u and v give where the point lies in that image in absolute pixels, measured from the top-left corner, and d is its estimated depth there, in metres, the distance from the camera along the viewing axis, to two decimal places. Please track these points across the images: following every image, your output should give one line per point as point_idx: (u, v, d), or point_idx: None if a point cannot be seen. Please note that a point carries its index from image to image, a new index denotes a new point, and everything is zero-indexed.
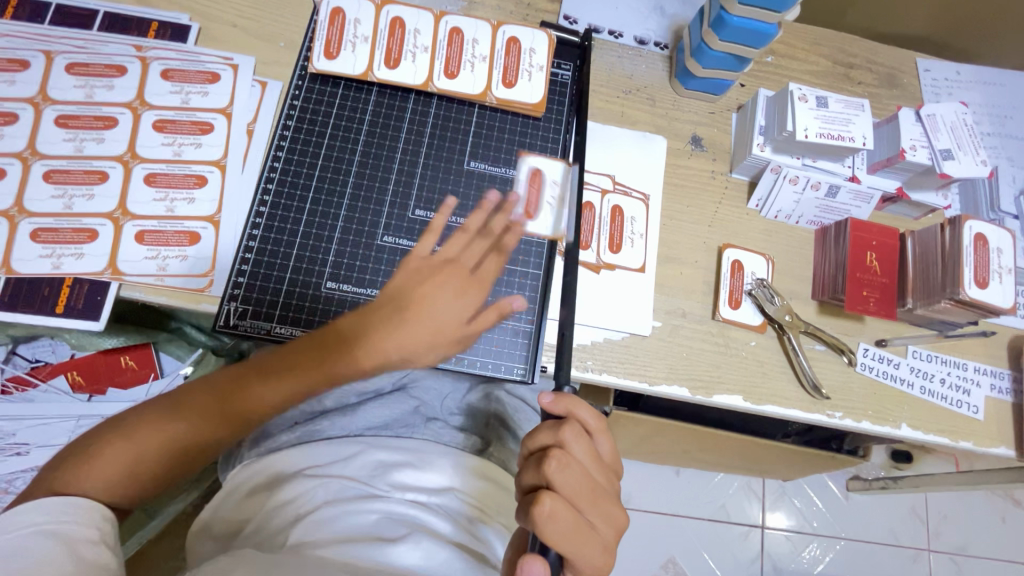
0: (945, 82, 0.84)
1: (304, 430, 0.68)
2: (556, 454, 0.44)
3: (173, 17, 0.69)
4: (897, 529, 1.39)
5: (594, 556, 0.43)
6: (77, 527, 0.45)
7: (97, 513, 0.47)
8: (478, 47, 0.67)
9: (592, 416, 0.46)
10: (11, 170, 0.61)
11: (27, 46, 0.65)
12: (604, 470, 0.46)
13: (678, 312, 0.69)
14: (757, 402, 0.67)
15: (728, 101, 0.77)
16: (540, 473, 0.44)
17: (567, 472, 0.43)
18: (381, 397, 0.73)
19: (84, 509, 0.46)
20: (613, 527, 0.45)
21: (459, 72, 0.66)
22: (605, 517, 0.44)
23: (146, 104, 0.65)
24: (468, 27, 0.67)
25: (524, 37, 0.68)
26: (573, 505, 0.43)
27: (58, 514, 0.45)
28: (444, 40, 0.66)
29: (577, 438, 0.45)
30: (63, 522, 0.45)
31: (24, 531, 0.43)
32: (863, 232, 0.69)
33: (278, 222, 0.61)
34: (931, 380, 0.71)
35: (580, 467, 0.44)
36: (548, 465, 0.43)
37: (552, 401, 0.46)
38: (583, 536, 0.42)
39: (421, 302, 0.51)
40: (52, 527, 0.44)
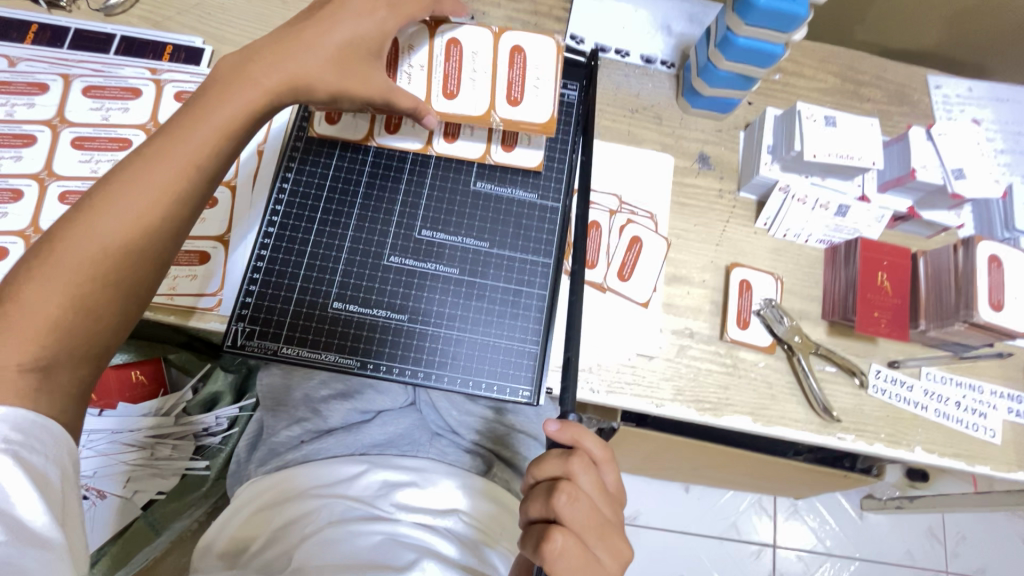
0: (957, 99, 0.83)
1: (310, 448, 0.68)
2: (566, 488, 0.43)
3: (187, 40, 0.70)
4: (913, 550, 1.36)
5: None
6: (42, 460, 0.40)
7: (64, 448, 0.42)
8: (479, 60, 0.61)
9: (597, 447, 0.46)
10: (28, 191, 0.62)
11: (46, 70, 0.66)
12: (609, 502, 0.46)
13: (686, 332, 0.69)
14: (766, 425, 0.66)
15: (736, 119, 0.77)
16: (549, 506, 0.43)
17: (576, 508, 0.43)
18: (383, 414, 0.72)
19: (55, 441, 0.41)
20: (619, 562, 0.44)
21: (459, 91, 0.60)
22: (611, 553, 0.44)
23: (160, 126, 0.66)
24: (469, 38, 0.61)
25: (529, 46, 0.62)
26: (582, 539, 0.43)
27: (27, 436, 0.40)
28: (441, 53, 0.60)
29: (585, 471, 0.45)
30: (31, 448, 0.40)
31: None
32: (872, 251, 0.68)
33: (286, 242, 0.61)
34: (946, 403, 0.69)
35: (589, 503, 0.44)
36: (557, 500, 0.43)
37: (559, 429, 0.45)
38: (590, 570, 0.42)
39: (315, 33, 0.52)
40: (23, 453, 0.39)
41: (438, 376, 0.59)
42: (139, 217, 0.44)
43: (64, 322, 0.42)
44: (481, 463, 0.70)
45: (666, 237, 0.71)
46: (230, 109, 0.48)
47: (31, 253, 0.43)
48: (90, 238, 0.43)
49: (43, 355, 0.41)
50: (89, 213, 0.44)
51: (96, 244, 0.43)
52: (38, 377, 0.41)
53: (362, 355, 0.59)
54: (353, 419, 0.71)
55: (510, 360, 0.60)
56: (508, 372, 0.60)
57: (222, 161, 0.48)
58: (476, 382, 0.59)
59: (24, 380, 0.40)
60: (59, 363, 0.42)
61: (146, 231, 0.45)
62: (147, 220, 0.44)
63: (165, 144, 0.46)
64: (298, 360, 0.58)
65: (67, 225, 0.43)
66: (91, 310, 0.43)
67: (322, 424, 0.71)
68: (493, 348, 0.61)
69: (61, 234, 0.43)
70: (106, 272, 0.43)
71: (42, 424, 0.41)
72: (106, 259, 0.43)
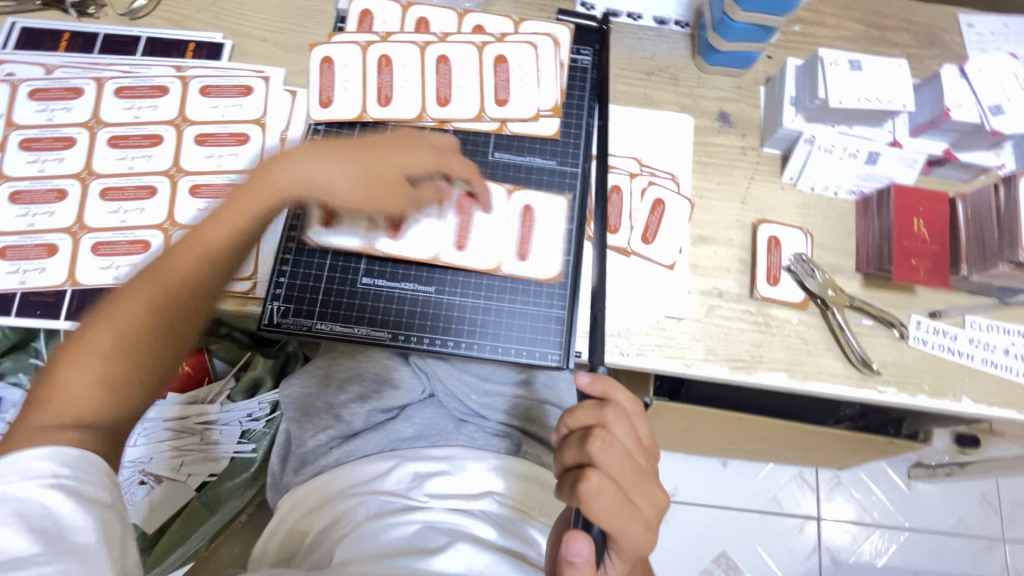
0: (991, 36, 0.79)
1: (341, 451, 0.69)
2: (601, 435, 0.44)
3: (208, 37, 0.73)
4: (967, 518, 1.31)
5: (637, 536, 0.43)
6: (92, 490, 0.40)
7: (110, 477, 0.42)
8: (467, 71, 0.67)
9: (628, 399, 0.47)
10: (71, 190, 0.66)
11: (80, 75, 0.70)
12: (643, 453, 0.46)
13: (714, 292, 0.68)
14: (802, 381, 0.65)
15: (756, 74, 0.75)
16: (584, 451, 0.44)
17: (614, 455, 0.43)
18: (407, 409, 0.73)
19: (100, 470, 0.41)
20: (655, 509, 0.44)
21: (451, 98, 0.67)
22: (648, 500, 0.44)
23: (188, 121, 0.69)
24: (455, 53, 0.68)
25: (512, 54, 0.68)
26: (618, 483, 0.43)
27: (74, 470, 0.40)
28: (432, 68, 0.67)
29: (620, 422, 0.45)
30: (79, 479, 0.40)
31: (27, 482, 0.38)
32: (907, 198, 0.66)
33: (312, 221, 0.63)
34: (994, 351, 0.67)
35: (624, 451, 0.44)
36: (594, 446, 0.43)
37: (590, 382, 0.47)
38: (626, 513, 0.42)
39: (345, 145, 0.53)
40: (68, 485, 0.39)
41: (469, 344, 0.60)
42: (152, 296, 0.47)
43: (100, 396, 0.43)
44: (510, 442, 0.71)
45: (689, 198, 0.70)
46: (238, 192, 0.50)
47: (59, 352, 0.45)
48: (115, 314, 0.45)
49: (81, 417, 0.42)
50: (111, 308, 0.46)
51: (121, 324, 0.45)
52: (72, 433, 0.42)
53: (393, 327, 0.60)
54: (376, 419, 0.72)
55: (540, 326, 0.61)
56: (537, 338, 0.61)
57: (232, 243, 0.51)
58: (506, 348, 0.60)
59: (61, 436, 0.41)
60: (89, 423, 0.43)
61: (160, 312, 0.47)
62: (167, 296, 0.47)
63: (207, 227, 0.50)
64: (332, 335, 0.60)
65: (94, 318, 0.46)
66: (110, 383, 0.44)
67: (347, 429, 0.72)
68: (521, 315, 0.61)
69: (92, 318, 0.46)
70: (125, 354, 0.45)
71: (84, 456, 0.41)
72: (131, 338, 0.45)
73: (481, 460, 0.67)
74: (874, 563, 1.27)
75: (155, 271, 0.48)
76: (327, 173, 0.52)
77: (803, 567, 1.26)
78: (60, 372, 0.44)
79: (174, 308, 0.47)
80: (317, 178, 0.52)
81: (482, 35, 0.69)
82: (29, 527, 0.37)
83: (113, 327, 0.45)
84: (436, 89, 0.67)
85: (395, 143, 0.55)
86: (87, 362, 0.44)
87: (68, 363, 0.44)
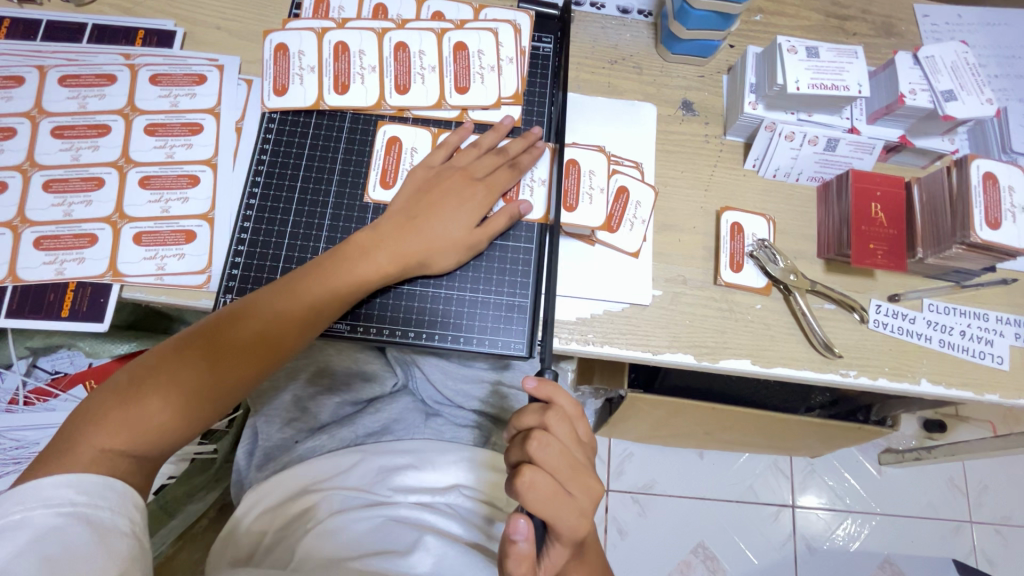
0: (946, 26, 0.81)
1: (305, 448, 0.68)
2: (538, 435, 0.44)
3: (158, 24, 0.70)
4: (936, 502, 1.34)
5: (572, 524, 0.45)
6: (109, 516, 0.45)
7: (130, 501, 0.47)
8: (426, 59, 0.66)
9: (571, 403, 0.47)
10: (12, 183, 0.63)
11: (21, 63, 0.67)
12: (582, 448, 0.47)
13: (678, 279, 0.68)
14: (766, 365, 0.66)
15: (718, 63, 0.76)
16: (523, 451, 0.45)
17: (549, 451, 0.44)
18: (377, 402, 0.73)
19: (119, 494, 0.46)
20: (590, 496, 0.46)
21: (410, 86, 0.66)
22: (583, 489, 0.45)
23: (137, 110, 0.66)
24: (413, 40, 0.67)
25: (471, 41, 0.67)
26: (554, 478, 0.44)
27: (92, 496, 0.45)
28: (390, 57, 0.66)
29: (561, 424, 0.46)
30: (96, 506, 0.45)
31: (45, 511, 0.43)
32: (865, 183, 0.66)
33: (268, 213, 0.63)
34: (950, 333, 0.68)
35: (561, 448, 0.45)
36: (530, 445, 0.44)
37: (535, 386, 0.46)
38: (561, 505, 0.44)
39: (434, 202, 0.59)
40: (85, 510, 0.44)
41: (429, 335, 0.60)
42: (247, 353, 0.52)
43: (171, 430, 0.50)
44: (479, 434, 0.71)
45: (653, 186, 0.70)
46: (349, 267, 0.56)
47: (143, 373, 0.50)
48: (215, 353, 0.51)
49: (140, 446, 0.48)
50: (206, 348, 0.51)
51: (212, 374, 0.51)
52: (130, 461, 0.48)
53: (351, 318, 0.60)
54: (345, 411, 0.72)
55: (501, 315, 0.62)
56: (498, 327, 0.61)
57: (330, 310, 0.56)
58: (466, 339, 0.61)
59: (119, 462, 0.47)
60: (146, 453, 0.49)
61: (248, 369, 0.53)
62: (261, 355, 0.53)
63: (314, 284, 0.55)
64: None
65: (188, 354, 0.51)
66: (188, 421, 0.50)
67: (314, 422, 0.71)
68: (482, 305, 0.62)
69: (185, 348, 0.51)
70: (205, 400, 0.51)
71: (104, 483, 0.46)
72: (216, 388, 0.51)
73: (449, 453, 0.66)
74: (847, 547, 1.29)
75: (254, 321, 0.53)
76: (411, 233, 0.58)
77: (779, 555, 1.28)
78: (139, 398, 0.49)
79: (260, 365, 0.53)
80: (415, 244, 0.58)
81: (441, 22, 0.68)
82: (42, 550, 0.41)
83: (209, 366, 0.51)
84: (394, 77, 0.66)
85: (470, 187, 0.60)
86: (172, 400, 0.49)
87: (155, 395, 0.49)
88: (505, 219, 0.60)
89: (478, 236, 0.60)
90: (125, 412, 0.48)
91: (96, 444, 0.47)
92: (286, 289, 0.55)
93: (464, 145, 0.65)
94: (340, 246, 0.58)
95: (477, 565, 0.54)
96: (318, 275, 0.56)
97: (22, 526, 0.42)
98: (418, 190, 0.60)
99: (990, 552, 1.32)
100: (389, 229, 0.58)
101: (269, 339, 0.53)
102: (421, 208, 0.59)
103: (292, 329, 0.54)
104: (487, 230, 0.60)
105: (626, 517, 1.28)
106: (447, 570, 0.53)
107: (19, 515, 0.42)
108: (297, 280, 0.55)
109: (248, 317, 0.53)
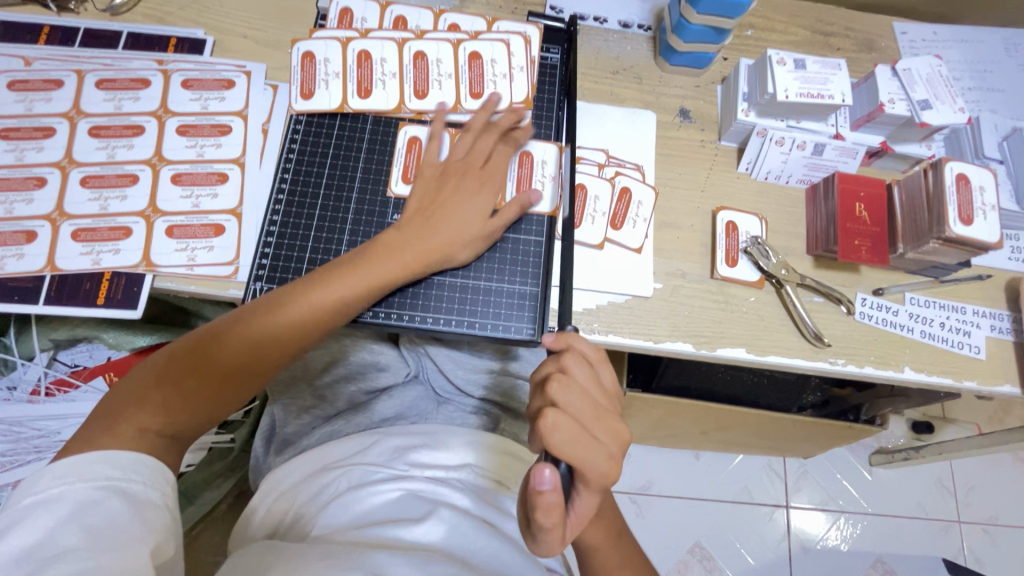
0: (923, 42, 0.87)
1: (323, 433, 0.72)
2: (560, 379, 0.49)
3: (189, 33, 0.75)
4: (925, 503, 1.38)
5: (600, 466, 0.47)
6: (142, 489, 0.47)
7: (162, 476, 0.49)
8: (442, 66, 0.71)
9: (589, 348, 0.52)
10: (50, 178, 0.67)
11: (60, 68, 0.71)
12: (605, 397, 0.51)
13: (677, 274, 0.72)
14: (760, 354, 0.70)
15: (713, 73, 0.81)
16: (546, 397, 0.49)
17: (571, 395, 0.48)
18: (389, 390, 0.76)
19: (151, 469, 0.48)
20: (617, 442, 0.49)
21: (429, 91, 0.70)
22: (609, 434, 0.48)
23: (169, 112, 0.70)
24: (431, 49, 0.71)
25: (485, 51, 0.72)
26: (577, 421, 0.48)
27: (125, 471, 0.47)
28: (410, 64, 0.71)
29: (579, 368, 0.50)
30: (130, 480, 0.47)
31: (82, 484, 0.45)
32: (850, 184, 0.71)
33: (295, 208, 0.67)
34: (931, 324, 0.73)
35: (581, 390, 0.49)
36: (553, 387, 0.48)
37: (553, 339, 0.53)
38: (587, 444, 0.47)
39: (450, 197, 0.63)
40: (120, 484, 0.46)
41: (446, 321, 0.64)
42: (274, 344, 0.55)
43: (201, 413, 0.53)
44: (488, 420, 0.76)
45: (653, 186, 0.74)
46: (372, 264, 0.59)
47: (178, 358, 0.53)
48: (247, 343, 0.54)
49: (173, 427, 0.51)
50: (235, 337, 0.54)
51: (241, 362, 0.54)
52: (164, 441, 0.51)
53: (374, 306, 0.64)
54: (359, 399, 0.76)
55: (513, 303, 0.66)
56: (512, 313, 0.65)
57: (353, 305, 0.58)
58: (481, 325, 0.65)
59: (155, 442, 0.50)
60: (178, 434, 0.52)
61: (275, 359, 0.56)
62: (286, 347, 0.56)
63: (339, 279, 0.58)
64: None
65: (218, 342, 0.54)
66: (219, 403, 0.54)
67: (331, 410, 0.76)
68: (497, 293, 0.66)
69: (215, 336, 0.54)
70: (235, 386, 0.54)
71: (136, 459, 0.48)
72: (245, 374, 0.54)
73: (461, 436, 0.69)
74: (840, 547, 1.33)
75: (281, 314, 0.55)
76: (432, 229, 0.62)
77: (774, 553, 1.31)
78: (174, 381, 0.52)
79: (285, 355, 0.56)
80: (437, 241, 0.62)
81: (457, 33, 0.73)
82: (83, 520, 0.43)
83: (240, 354, 0.54)
84: (413, 82, 0.71)
85: (482, 182, 0.65)
86: (205, 384, 0.53)
87: (189, 379, 0.52)
88: (516, 209, 0.64)
89: (494, 232, 0.64)
90: (161, 395, 0.51)
91: (134, 423, 0.50)
92: (311, 285, 0.57)
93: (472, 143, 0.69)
94: (369, 243, 0.61)
95: (489, 534, 0.57)
96: (348, 270, 0.58)
97: (61, 500, 0.44)
98: (437, 189, 0.64)
99: (978, 550, 1.36)
100: (409, 225, 0.62)
101: (295, 331, 0.56)
102: (440, 206, 0.63)
103: (316, 322, 0.57)
104: (501, 219, 0.64)
105: (625, 516, 1.31)
106: (461, 535, 0.56)
107: (57, 490, 0.44)
108: (326, 275, 0.58)
109: (274, 309, 0.56)
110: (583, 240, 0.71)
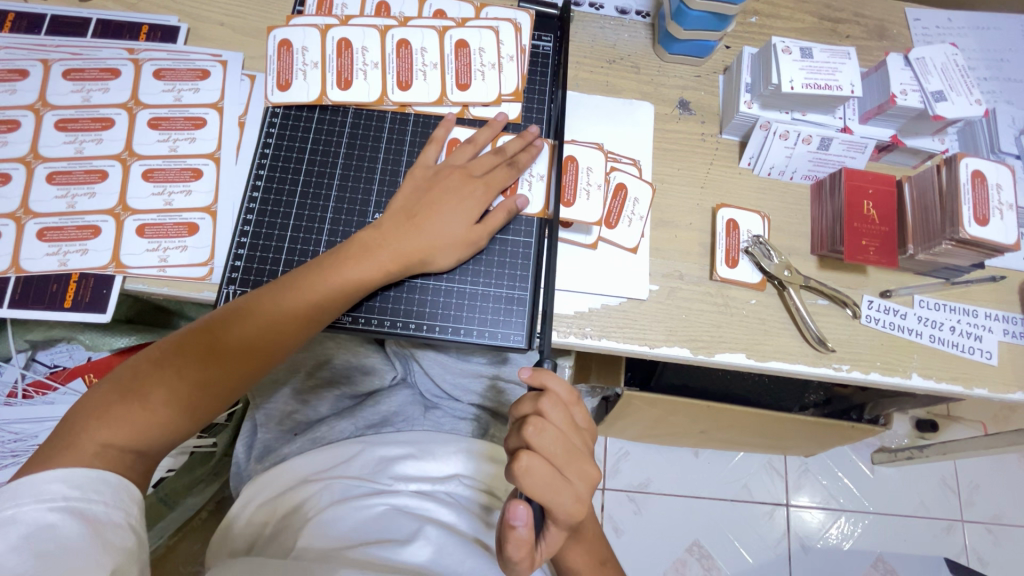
0: (937, 29, 0.83)
1: (307, 438, 0.69)
2: (535, 420, 0.46)
3: (162, 19, 0.71)
4: (928, 502, 1.36)
5: (568, 507, 0.47)
6: (104, 509, 0.45)
7: (125, 494, 0.47)
8: (428, 55, 0.67)
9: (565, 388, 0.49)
10: (15, 175, 0.63)
11: (26, 57, 0.67)
12: (580, 435, 0.49)
13: (675, 275, 0.69)
14: (761, 359, 0.67)
15: (714, 63, 0.77)
16: (520, 437, 0.47)
17: (546, 437, 0.46)
18: (375, 395, 0.74)
19: (114, 488, 0.46)
20: (587, 482, 0.49)
21: (413, 82, 0.67)
22: (580, 474, 0.48)
23: (140, 104, 0.67)
24: (415, 37, 0.68)
25: (472, 39, 0.68)
26: (550, 463, 0.46)
27: (85, 490, 0.45)
28: (393, 53, 0.67)
29: (556, 408, 0.48)
30: (89, 500, 0.45)
31: (38, 506, 0.43)
32: (858, 181, 0.68)
33: (271, 206, 0.63)
34: (941, 329, 0.69)
35: (557, 432, 0.47)
36: (526, 430, 0.46)
37: (530, 377, 0.47)
38: (557, 487, 0.46)
39: (435, 199, 0.60)
40: (78, 505, 0.44)
41: (429, 327, 0.61)
42: (251, 350, 0.53)
43: (173, 427, 0.50)
44: (478, 426, 0.73)
45: (650, 182, 0.71)
46: (351, 265, 0.57)
47: (146, 368, 0.51)
48: (218, 351, 0.52)
49: (140, 443, 0.48)
50: (208, 345, 0.52)
51: (215, 371, 0.51)
52: (132, 456, 0.48)
53: (353, 310, 0.61)
54: (344, 404, 0.74)
55: (501, 307, 0.63)
56: (498, 319, 0.62)
57: (333, 308, 0.56)
58: (466, 330, 0.62)
59: (122, 458, 0.48)
60: (147, 450, 0.49)
61: (253, 367, 0.53)
62: (264, 352, 0.54)
63: (315, 282, 0.55)
64: None
65: (191, 350, 0.51)
66: (192, 416, 0.51)
67: (314, 415, 0.73)
68: (482, 297, 0.63)
69: (186, 344, 0.52)
70: (209, 397, 0.51)
71: (99, 477, 0.46)
72: (220, 384, 0.52)
73: (448, 445, 0.67)
74: (840, 546, 1.30)
75: (257, 319, 0.53)
76: (414, 232, 0.59)
77: (773, 553, 1.29)
78: (141, 394, 0.49)
79: (263, 362, 0.54)
80: (415, 242, 0.58)
81: (443, 20, 0.69)
82: (36, 545, 0.41)
83: (214, 362, 0.52)
84: (396, 74, 0.67)
85: (469, 184, 0.61)
86: (177, 396, 0.50)
87: (158, 391, 0.49)
88: (503, 214, 0.61)
89: (478, 231, 0.61)
90: (127, 408, 0.48)
91: (98, 438, 0.47)
92: (288, 288, 0.55)
93: (450, 137, 0.66)
94: (344, 244, 0.59)
95: (476, 553, 0.55)
96: (320, 272, 0.56)
97: (14, 522, 0.41)
98: (418, 188, 0.61)
99: (982, 551, 1.33)
100: (390, 225, 0.59)
101: (272, 337, 0.54)
102: (422, 205, 0.60)
103: (294, 327, 0.54)
104: (487, 228, 0.61)
105: (621, 515, 1.28)
106: (448, 556, 0.54)
107: (10, 511, 0.42)
108: (303, 277, 0.56)
109: (250, 314, 0.53)
110: (576, 240, 0.67)
